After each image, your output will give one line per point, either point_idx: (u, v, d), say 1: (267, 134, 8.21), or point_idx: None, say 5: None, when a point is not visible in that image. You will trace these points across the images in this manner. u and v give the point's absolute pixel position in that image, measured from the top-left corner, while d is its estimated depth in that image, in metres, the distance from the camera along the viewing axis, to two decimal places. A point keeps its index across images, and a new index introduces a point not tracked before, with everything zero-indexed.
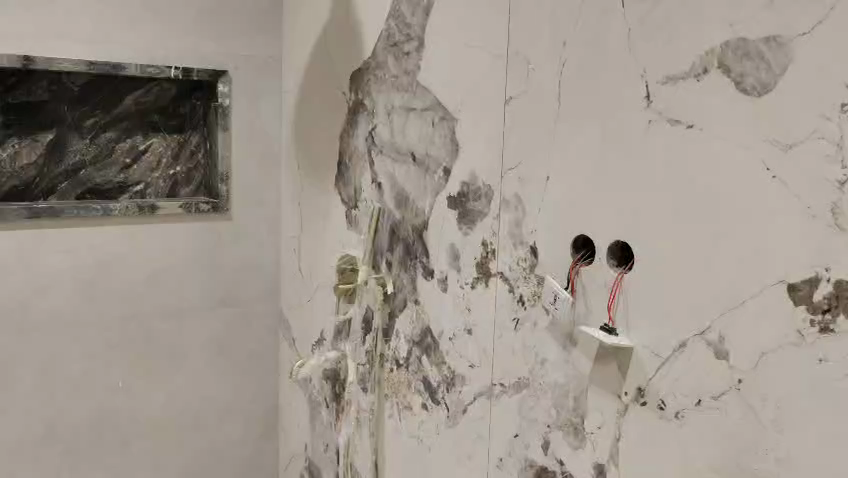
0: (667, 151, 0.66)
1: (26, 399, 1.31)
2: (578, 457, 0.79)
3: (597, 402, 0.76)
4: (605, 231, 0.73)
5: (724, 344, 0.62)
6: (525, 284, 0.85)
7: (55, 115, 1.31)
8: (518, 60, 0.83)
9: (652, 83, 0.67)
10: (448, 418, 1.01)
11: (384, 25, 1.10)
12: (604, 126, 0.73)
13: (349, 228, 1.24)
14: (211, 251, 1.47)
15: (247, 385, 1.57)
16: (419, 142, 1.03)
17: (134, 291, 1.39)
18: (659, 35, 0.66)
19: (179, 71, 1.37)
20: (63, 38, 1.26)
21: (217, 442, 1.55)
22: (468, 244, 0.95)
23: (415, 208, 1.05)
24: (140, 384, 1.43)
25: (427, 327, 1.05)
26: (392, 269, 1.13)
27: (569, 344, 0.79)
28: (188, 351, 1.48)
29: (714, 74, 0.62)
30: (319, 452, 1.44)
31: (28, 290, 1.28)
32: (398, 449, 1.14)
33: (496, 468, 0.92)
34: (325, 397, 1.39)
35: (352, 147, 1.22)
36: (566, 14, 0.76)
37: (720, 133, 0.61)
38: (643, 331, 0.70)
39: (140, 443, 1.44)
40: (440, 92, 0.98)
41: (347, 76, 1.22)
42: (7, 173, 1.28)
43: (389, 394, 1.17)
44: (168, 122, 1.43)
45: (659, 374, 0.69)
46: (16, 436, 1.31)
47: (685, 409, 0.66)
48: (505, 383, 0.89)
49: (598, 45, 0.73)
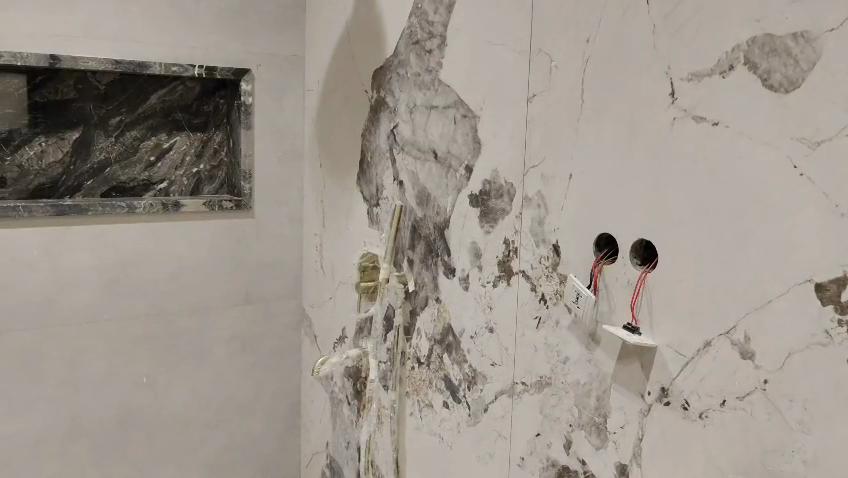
0: (691, 149, 0.65)
1: (52, 395, 1.32)
2: (600, 456, 0.78)
3: (620, 402, 0.75)
4: (628, 230, 0.73)
5: (750, 343, 0.62)
6: (548, 282, 0.85)
7: (82, 113, 1.32)
8: (541, 58, 0.83)
9: (676, 80, 0.67)
10: (468, 417, 1.01)
11: (406, 23, 1.10)
12: (627, 124, 0.72)
13: (371, 226, 1.24)
14: (234, 249, 1.48)
15: (269, 382, 1.59)
16: (441, 139, 1.03)
17: (158, 288, 1.41)
18: (682, 31, 0.66)
19: (202, 69, 1.38)
20: (88, 38, 1.27)
21: (240, 438, 1.57)
22: (490, 242, 0.94)
23: (437, 206, 1.05)
24: (163, 381, 1.44)
25: (448, 325, 1.05)
26: (413, 267, 1.13)
27: (592, 343, 0.79)
28: (210, 348, 1.49)
29: (740, 71, 0.61)
30: (340, 450, 1.44)
31: (55, 287, 1.30)
32: (418, 448, 1.15)
33: (517, 467, 0.91)
34: (347, 394, 1.39)
35: (374, 145, 1.22)
36: (589, 10, 0.76)
37: (746, 130, 0.61)
38: (667, 331, 0.69)
39: (164, 440, 1.46)
40: (462, 90, 0.97)
41: (369, 74, 1.22)
42: (34, 171, 1.29)
43: (410, 393, 1.17)
44: (192, 120, 1.44)
45: (683, 375, 0.68)
46: (43, 431, 1.32)
47: (710, 409, 0.65)
48: (527, 382, 0.89)
49: (622, 42, 0.72)
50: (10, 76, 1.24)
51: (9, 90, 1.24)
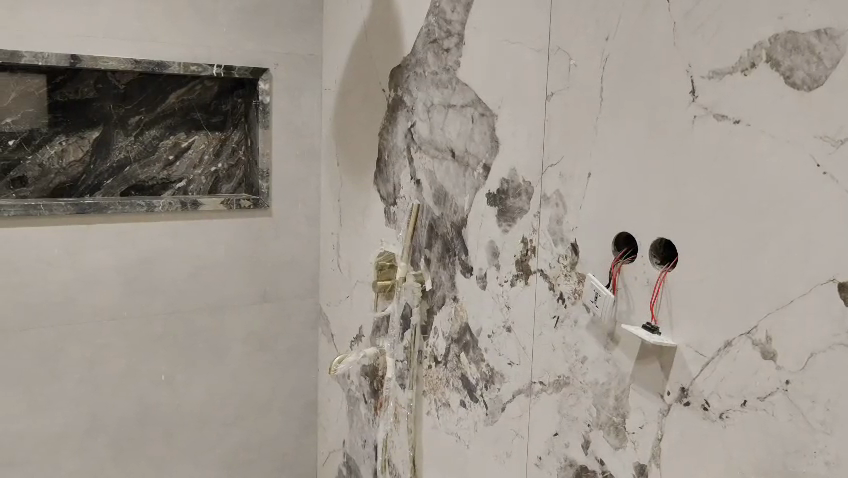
0: (713, 147, 0.65)
1: (72, 392, 1.33)
2: (619, 456, 0.78)
3: (639, 402, 0.75)
4: (647, 229, 0.73)
5: (772, 343, 0.61)
6: (566, 282, 0.84)
7: (102, 112, 1.33)
8: (559, 57, 0.83)
9: (697, 78, 0.66)
10: (486, 416, 1.01)
11: (424, 22, 1.10)
12: (647, 122, 0.72)
13: (388, 225, 1.25)
14: (251, 247, 1.49)
15: (287, 379, 1.59)
16: (459, 138, 1.03)
17: (177, 287, 1.41)
18: (703, 29, 0.65)
19: (220, 69, 1.38)
20: (108, 38, 1.28)
21: (258, 436, 1.57)
22: (508, 241, 0.94)
23: (454, 204, 1.05)
24: (182, 379, 1.45)
25: (466, 324, 1.05)
26: (430, 266, 1.13)
27: (610, 342, 0.78)
28: (228, 346, 1.50)
29: (762, 68, 0.60)
30: (356, 448, 1.44)
31: (75, 285, 1.31)
32: (436, 447, 1.14)
33: (535, 467, 0.91)
34: (364, 393, 1.40)
35: (391, 144, 1.22)
36: (608, 8, 0.75)
37: (767, 128, 0.60)
38: (687, 330, 0.69)
39: (181, 437, 1.47)
40: (479, 89, 0.97)
41: (387, 73, 1.22)
42: (55, 170, 1.31)
43: (428, 391, 1.17)
44: (211, 120, 1.45)
45: (703, 375, 0.67)
46: (62, 428, 1.33)
47: (731, 410, 0.65)
48: (545, 381, 0.89)
49: (642, 40, 0.72)
50: (31, 76, 1.25)
51: (30, 90, 1.26)
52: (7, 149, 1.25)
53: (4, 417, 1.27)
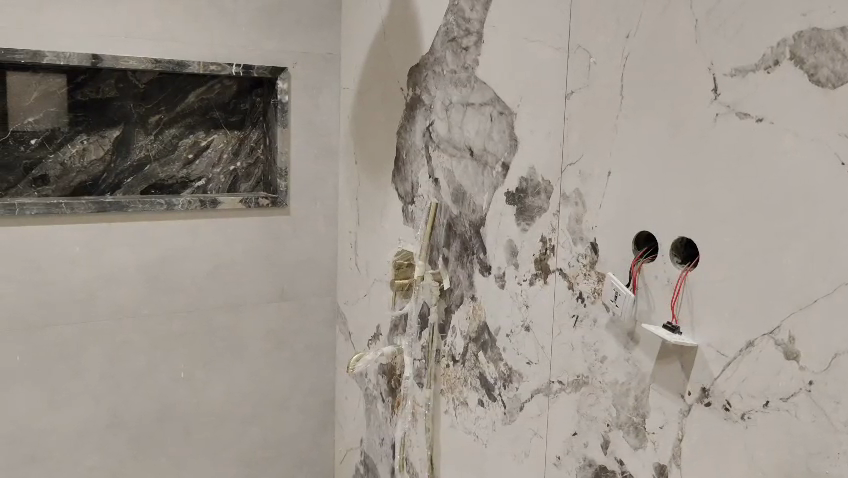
0: (735, 145, 0.64)
1: (93, 389, 1.34)
2: (639, 456, 0.78)
3: (659, 401, 0.74)
4: (668, 228, 0.72)
5: (795, 344, 0.60)
6: (585, 281, 0.84)
7: (122, 111, 1.34)
8: (580, 55, 0.82)
9: (720, 76, 0.65)
10: (504, 416, 1.01)
11: (443, 21, 1.09)
12: (668, 121, 0.71)
13: (406, 224, 1.25)
14: (270, 246, 1.50)
15: (305, 377, 1.60)
16: (477, 136, 1.02)
17: (196, 284, 1.42)
18: (727, 26, 0.65)
19: (240, 68, 1.39)
20: (130, 38, 1.29)
21: (275, 434, 1.58)
22: (526, 239, 0.94)
23: (473, 203, 1.05)
24: (201, 376, 1.46)
25: (484, 323, 1.05)
26: (448, 264, 1.13)
27: (631, 342, 0.78)
28: (246, 344, 1.50)
29: (785, 66, 0.60)
30: (374, 447, 1.45)
31: (97, 283, 1.32)
32: (454, 446, 1.14)
33: (554, 467, 0.91)
34: (381, 391, 1.40)
35: (409, 143, 1.22)
36: (629, 6, 0.75)
37: (792, 126, 0.59)
38: (708, 330, 0.68)
39: (201, 435, 1.48)
40: (499, 87, 0.97)
41: (405, 71, 1.22)
42: (76, 169, 1.32)
43: (445, 391, 1.16)
44: (229, 118, 1.46)
45: (724, 375, 0.67)
46: (83, 424, 1.34)
47: (753, 411, 0.64)
48: (564, 381, 0.88)
49: (663, 38, 0.71)
50: (52, 76, 1.26)
51: (52, 89, 1.27)
52: (30, 149, 1.27)
53: (26, 414, 1.28)
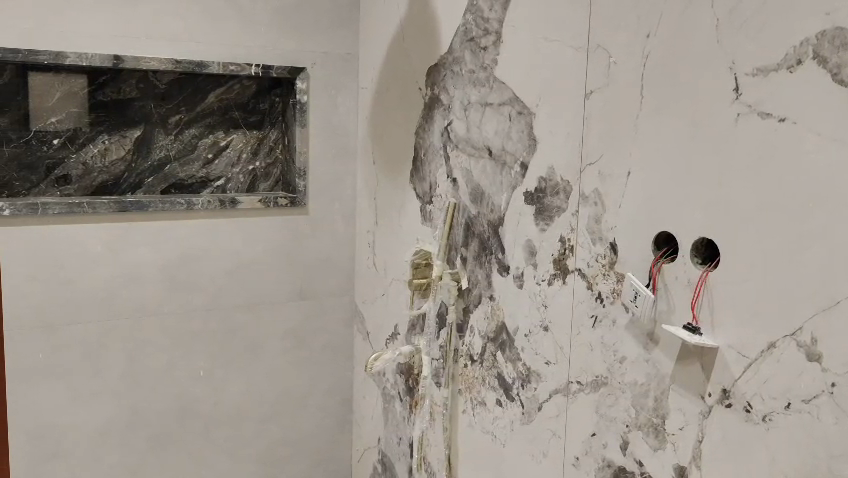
0: (757, 145, 0.64)
1: (114, 386, 1.35)
2: (659, 457, 0.77)
3: (679, 403, 0.74)
4: (688, 228, 0.72)
5: (817, 345, 0.60)
6: (605, 281, 0.84)
7: (143, 112, 1.36)
8: (600, 54, 0.82)
9: (741, 75, 0.65)
10: (522, 416, 1.01)
11: (461, 20, 1.09)
12: (689, 121, 0.71)
13: (424, 224, 1.25)
14: (289, 245, 1.50)
15: (323, 376, 1.60)
16: (496, 136, 1.02)
17: (215, 283, 1.43)
18: (749, 25, 0.64)
19: (259, 68, 1.40)
20: (151, 39, 1.30)
21: (294, 432, 1.59)
22: (546, 239, 0.94)
23: (492, 203, 1.05)
24: (220, 375, 1.47)
25: (502, 323, 1.05)
26: (466, 264, 1.13)
27: (650, 343, 0.78)
28: (265, 342, 1.51)
29: (808, 65, 0.59)
30: (392, 446, 1.45)
31: (118, 281, 1.33)
32: (471, 445, 1.14)
33: (572, 467, 0.91)
34: (399, 390, 1.40)
35: (428, 143, 1.22)
36: (650, 6, 0.74)
37: (815, 126, 0.59)
38: (729, 331, 0.68)
39: (220, 432, 1.49)
40: (517, 87, 0.97)
41: (424, 71, 1.22)
42: (98, 169, 1.33)
43: (463, 390, 1.16)
44: (249, 118, 1.47)
45: (745, 377, 0.67)
46: (104, 420, 1.35)
47: (774, 412, 0.64)
48: (582, 381, 0.88)
49: (684, 37, 0.71)
50: (75, 76, 1.28)
51: (74, 90, 1.28)
52: (52, 149, 1.28)
53: (50, 410, 1.30)
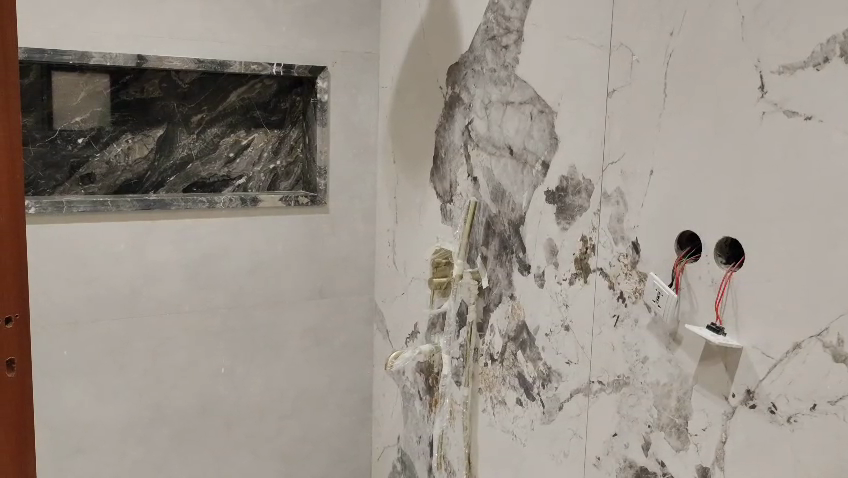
0: (783, 144, 0.63)
1: (136, 383, 1.37)
2: (681, 458, 0.77)
3: (703, 403, 0.74)
4: (712, 228, 0.71)
5: (843, 346, 0.59)
6: (626, 281, 0.83)
7: (166, 111, 1.37)
8: (623, 52, 0.81)
9: (767, 73, 0.64)
10: (543, 415, 1.01)
11: (483, 19, 1.09)
12: (713, 120, 0.70)
13: (444, 222, 1.25)
14: (310, 244, 1.51)
15: (343, 374, 1.61)
16: (517, 135, 1.02)
17: (237, 282, 1.44)
18: (775, 23, 0.63)
19: (280, 67, 1.40)
20: (174, 39, 1.31)
21: (313, 430, 1.59)
22: (566, 238, 0.94)
23: (512, 201, 1.04)
24: (241, 373, 1.47)
25: (523, 322, 1.05)
26: (487, 262, 1.12)
27: (673, 343, 0.77)
28: (285, 340, 1.52)
29: (835, 62, 0.59)
30: (411, 444, 1.45)
31: (141, 279, 1.34)
32: (492, 445, 1.14)
33: (593, 468, 0.90)
34: (419, 389, 1.40)
35: (449, 141, 1.22)
36: (674, 3, 0.74)
37: (842, 124, 0.58)
38: (753, 332, 0.67)
39: (241, 429, 1.50)
40: (539, 87, 0.97)
41: (444, 70, 1.22)
42: (122, 167, 1.35)
43: (483, 389, 1.16)
44: (269, 118, 1.48)
45: (770, 377, 0.66)
46: (127, 417, 1.36)
47: (800, 414, 0.63)
48: (604, 381, 0.88)
49: (708, 35, 0.70)
50: (98, 76, 1.29)
51: (98, 89, 1.30)
52: (77, 148, 1.30)
53: (74, 407, 1.32)
